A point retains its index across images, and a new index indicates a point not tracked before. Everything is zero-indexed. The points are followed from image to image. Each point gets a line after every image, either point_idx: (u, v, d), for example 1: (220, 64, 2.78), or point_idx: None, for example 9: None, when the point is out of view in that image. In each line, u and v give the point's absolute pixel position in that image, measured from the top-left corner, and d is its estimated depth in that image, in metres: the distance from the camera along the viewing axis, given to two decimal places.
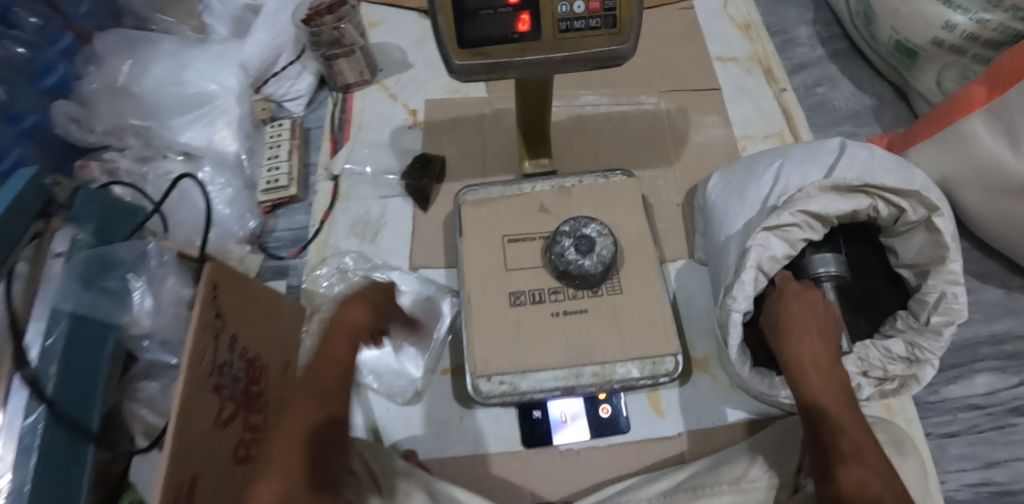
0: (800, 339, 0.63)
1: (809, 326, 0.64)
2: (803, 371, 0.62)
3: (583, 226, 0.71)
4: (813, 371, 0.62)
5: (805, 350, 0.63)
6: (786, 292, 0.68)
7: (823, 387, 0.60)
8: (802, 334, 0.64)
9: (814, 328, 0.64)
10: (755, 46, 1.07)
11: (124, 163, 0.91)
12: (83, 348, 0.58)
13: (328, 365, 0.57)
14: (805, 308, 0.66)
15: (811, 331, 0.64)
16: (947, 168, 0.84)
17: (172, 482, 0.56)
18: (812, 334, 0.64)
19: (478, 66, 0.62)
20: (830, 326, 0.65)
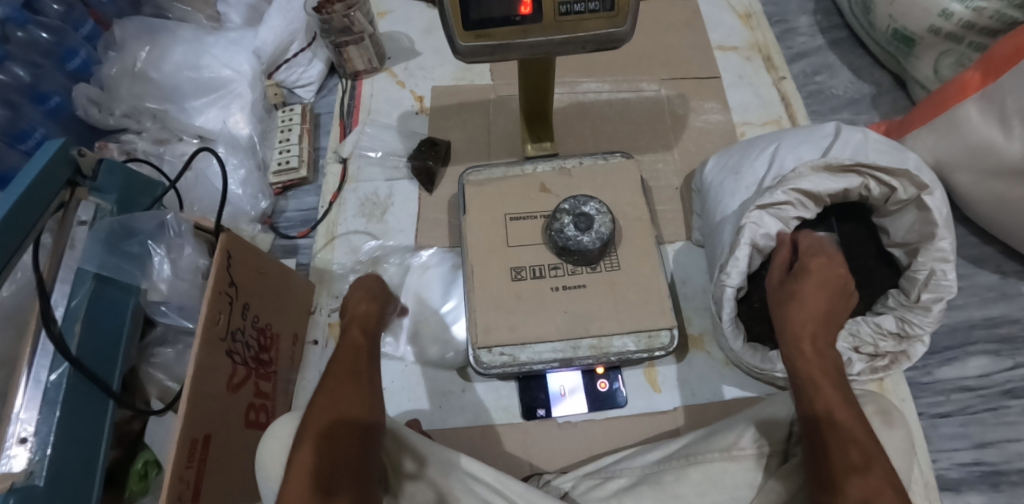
0: (805, 307, 0.62)
1: (821, 307, 0.62)
2: (801, 343, 0.60)
3: (583, 204, 0.73)
4: (813, 346, 0.60)
5: (809, 325, 0.61)
6: (810, 265, 0.64)
7: (821, 365, 0.58)
8: (802, 305, 0.62)
9: (825, 301, 0.62)
10: (755, 35, 1.09)
11: (142, 144, 0.96)
12: (103, 311, 0.64)
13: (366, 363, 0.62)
14: (825, 287, 0.63)
15: (821, 307, 0.62)
16: (941, 152, 0.86)
17: (185, 436, 0.59)
18: (821, 315, 0.61)
19: (482, 47, 0.64)
20: (839, 308, 0.63)
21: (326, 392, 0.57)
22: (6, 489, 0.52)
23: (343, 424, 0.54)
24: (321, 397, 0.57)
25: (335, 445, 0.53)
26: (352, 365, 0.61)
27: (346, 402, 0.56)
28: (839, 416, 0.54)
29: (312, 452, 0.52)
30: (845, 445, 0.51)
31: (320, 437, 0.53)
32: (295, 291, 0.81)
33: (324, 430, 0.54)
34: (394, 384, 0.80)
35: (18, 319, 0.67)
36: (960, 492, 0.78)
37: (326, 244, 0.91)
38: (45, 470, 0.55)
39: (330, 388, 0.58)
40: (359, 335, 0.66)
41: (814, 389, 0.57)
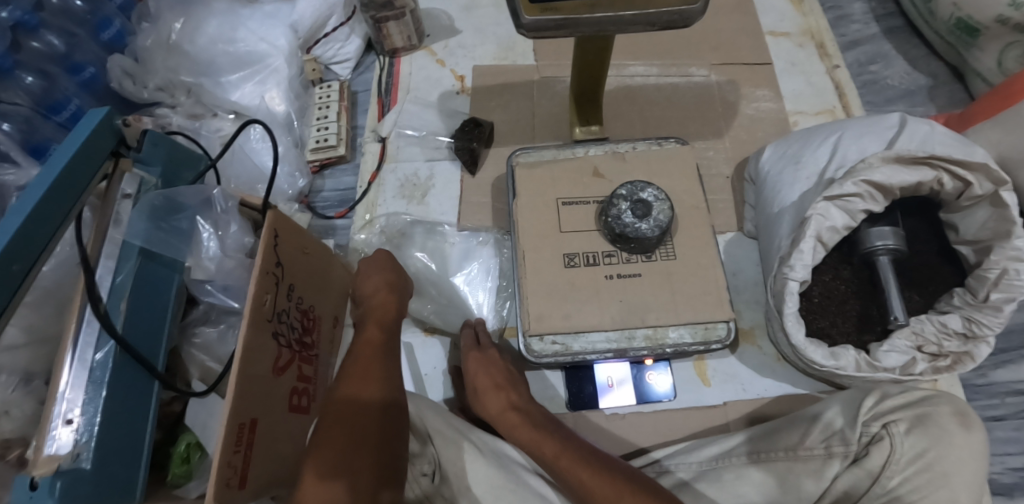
0: (480, 393, 0.67)
1: (490, 382, 0.67)
2: (512, 432, 0.62)
3: (639, 190, 0.71)
4: (516, 415, 0.63)
5: (492, 404, 0.65)
6: (469, 358, 0.70)
7: (547, 436, 0.60)
8: (484, 390, 0.67)
9: (502, 392, 0.66)
10: (808, 21, 1.05)
11: (176, 119, 0.93)
12: (146, 289, 0.62)
13: (377, 351, 0.63)
14: (481, 367, 0.69)
15: (501, 392, 0.66)
16: (1006, 147, 0.82)
17: (233, 421, 0.57)
18: (495, 388, 0.66)
19: (548, 22, 0.60)
20: (513, 377, 0.68)
21: (348, 383, 0.59)
22: (51, 472, 0.50)
23: (356, 408, 0.56)
24: (348, 384, 0.59)
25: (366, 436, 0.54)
26: (371, 360, 0.62)
27: (368, 390, 0.58)
28: (573, 468, 0.56)
29: (337, 443, 0.53)
30: (584, 488, 0.54)
31: (345, 429, 0.54)
32: (335, 272, 0.79)
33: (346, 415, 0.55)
34: (435, 371, 0.79)
35: (58, 295, 0.65)
36: (1013, 498, 0.76)
37: (364, 224, 0.88)
38: (91, 452, 0.53)
39: (352, 378, 0.59)
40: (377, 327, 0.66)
41: (540, 447, 0.59)
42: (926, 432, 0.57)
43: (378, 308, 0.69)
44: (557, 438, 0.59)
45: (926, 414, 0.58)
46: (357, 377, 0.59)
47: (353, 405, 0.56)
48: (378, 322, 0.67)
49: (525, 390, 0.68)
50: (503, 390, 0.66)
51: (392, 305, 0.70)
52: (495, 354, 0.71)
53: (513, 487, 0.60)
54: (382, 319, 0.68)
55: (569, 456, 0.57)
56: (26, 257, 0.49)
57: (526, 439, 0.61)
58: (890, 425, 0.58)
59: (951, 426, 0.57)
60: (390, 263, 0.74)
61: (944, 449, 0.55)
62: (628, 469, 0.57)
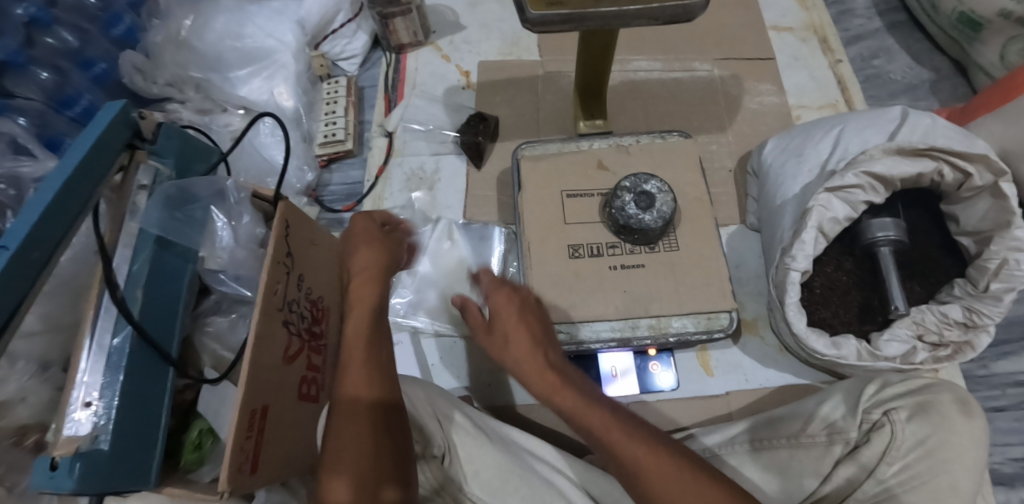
0: (510, 343, 0.59)
1: (525, 333, 0.59)
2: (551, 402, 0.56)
3: (643, 182, 0.72)
4: (556, 378, 0.56)
5: (525, 358, 0.58)
6: (492, 299, 0.63)
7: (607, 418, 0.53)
8: (518, 343, 0.59)
9: (542, 352, 0.58)
10: (811, 16, 1.06)
11: (186, 114, 0.94)
12: (162, 278, 0.63)
13: (376, 337, 0.59)
14: (511, 314, 0.61)
15: (536, 348, 0.58)
16: (1008, 140, 0.83)
17: (247, 407, 0.58)
18: (529, 341, 0.59)
19: (553, 16, 0.62)
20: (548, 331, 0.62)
21: (345, 380, 0.56)
22: (71, 453, 0.52)
23: (363, 408, 0.54)
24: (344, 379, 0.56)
25: (377, 442, 0.52)
26: (364, 351, 0.57)
27: (368, 389, 0.55)
28: (632, 452, 0.50)
29: (347, 450, 0.51)
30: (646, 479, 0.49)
31: (358, 433, 0.52)
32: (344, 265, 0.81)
33: (353, 418, 0.53)
34: (440, 362, 0.80)
35: (74, 284, 0.67)
36: (1014, 487, 0.77)
37: None
38: (109, 434, 0.55)
39: (350, 371, 0.56)
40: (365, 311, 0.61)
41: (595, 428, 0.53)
42: (927, 419, 0.57)
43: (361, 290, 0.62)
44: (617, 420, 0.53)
45: (929, 402, 0.58)
46: (357, 370, 0.56)
47: (358, 406, 0.54)
48: (365, 304, 0.61)
49: (559, 348, 0.61)
50: (538, 348, 0.58)
51: (380, 282, 0.63)
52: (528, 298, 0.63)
53: (519, 472, 0.61)
54: (366, 300, 0.61)
55: (633, 439, 0.51)
56: (44, 244, 0.51)
57: (567, 404, 0.55)
58: (891, 413, 0.59)
59: (953, 413, 0.58)
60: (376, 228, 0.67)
61: (946, 436, 0.56)
62: (686, 446, 0.52)
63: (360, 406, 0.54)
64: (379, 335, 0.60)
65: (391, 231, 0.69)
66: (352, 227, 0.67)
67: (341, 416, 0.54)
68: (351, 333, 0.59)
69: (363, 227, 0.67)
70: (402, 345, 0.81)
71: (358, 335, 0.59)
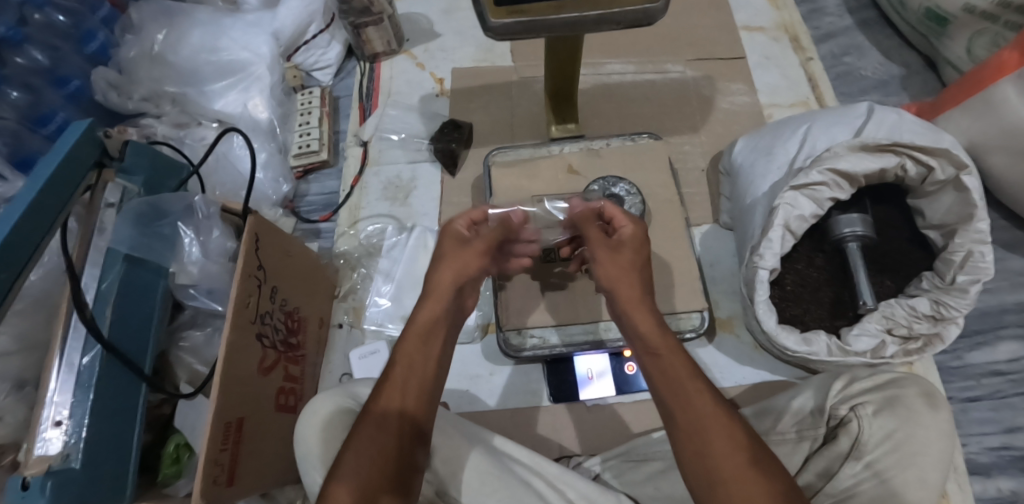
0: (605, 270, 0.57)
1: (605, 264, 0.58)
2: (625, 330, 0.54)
3: (611, 185, 0.76)
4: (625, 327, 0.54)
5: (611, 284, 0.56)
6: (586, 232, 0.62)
7: (685, 369, 0.48)
8: (613, 253, 0.57)
9: (636, 277, 0.55)
10: (782, 15, 1.07)
11: (161, 128, 0.93)
12: (133, 294, 0.63)
13: (432, 339, 0.53)
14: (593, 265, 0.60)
15: (628, 270, 0.55)
16: (976, 133, 0.84)
17: (220, 420, 0.59)
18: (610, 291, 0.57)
19: (514, 25, 0.62)
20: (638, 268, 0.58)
21: (386, 391, 0.49)
22: (42, 472, 0.52)
23: (399, 422, 0.47)
24: (383, 391, 0.50)
25: (390, 463, 0.45)
26: (414, 363, 0.51)
27: (406, 401, 0.49)
28: (677, 388, 0.47)
29: (369, 455, 0.45)
30: (702, 439, 0.44)
31: (381, 451, 0.45)
32: (321, 275, 0.81)
33: (382, 432, 0.46)
34: None
35: (47, 303, 0.67)
36: (990, 476, 0.77)
37: (349, 226, 0.90)
38: (80, 453, 0.55)
39: (393, 383, 0.50)
40: (432, 316, 0.55)
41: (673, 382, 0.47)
42: (893, 414, 0.57)
43: (439, 295, 0.57)
44: (695, 384, 0.47)
45: (896, 396, 0.58)
46: (401, 377, 0.50)
47: (392, 418, 0.47)
48: (433, 309, 0.55)
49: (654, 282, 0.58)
50: (633, 271, 0.55)
51: (456, 284, 0.58)
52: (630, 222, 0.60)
53: (497, 474, 0.57)
54: (438, 308, 0.55)
55: (701, 405, 0.45)
56: (12, 265, 0.51)
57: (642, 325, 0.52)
58: (858, 408, 0.59)
59: (919, 406, 0.57)
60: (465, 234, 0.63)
61: (912, 429, 0.56)
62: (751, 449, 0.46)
63: (393, 420, 0.47)
64: (439, 347, 0.53)
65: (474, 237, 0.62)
66: (442, 237, 0.63)
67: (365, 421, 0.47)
68: (408, 340, 0.53)
69: (457, 231, 0.63)
70: (379, 354, 0.79)
71: (415, 342, 0.53)
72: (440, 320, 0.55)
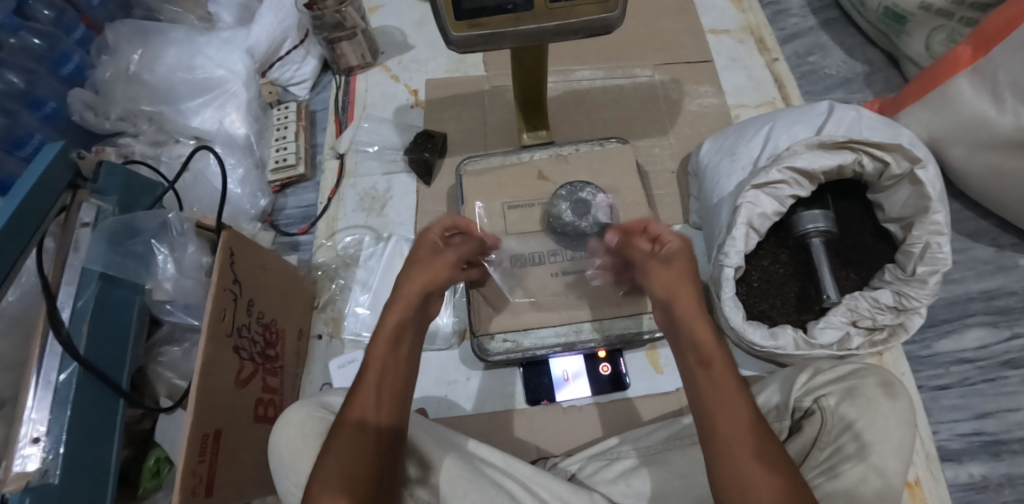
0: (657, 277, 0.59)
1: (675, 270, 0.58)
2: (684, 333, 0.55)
3: (579, 190, 0.77)
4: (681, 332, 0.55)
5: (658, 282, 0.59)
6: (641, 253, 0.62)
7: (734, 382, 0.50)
8: (665, 267, 0.59)
9: (694, 289, 0.57)
10: (747, 18, 1.10)
11: (138, 147, 0.96)
12: (108, 311, 0.64)
13: (399, 346, 0.57)
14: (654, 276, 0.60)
15: (679, 278, 0.58)
16: (935, 127, 0.86)
17: (197, 431, 0.60)
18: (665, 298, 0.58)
19: (475, 37, 0.64)
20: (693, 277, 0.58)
21: (356, 400, 0.52)
22: (21, 488, 0.52)
23: (372, 427, 0.50)
24: (353, 399, 0.53)
25: (368, 465, 0.48)
26: (388, 369, 0.55)
27: (381, 410, 0.52)
28: (716, 396, 0.50)
29: (348, 461, 0.48)
30: (736, 446, 0.47)
31: (353, 457, 0.48)
32: (299, 287, 0.82)
33: (359, 437, 0.49)
34: None
35: (24, 323, 0.67)
36: (962, 462, 0.79)
37: (327, 238, 0.91)
38: (59, 468, 0.56)
39: (363, 391, 0.53)
40: (398, 321, 0.58)
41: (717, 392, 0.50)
42: (854, 404, 0.58)
43: (406, 301, 0.60)
44: (736, 393, 0.50)
45: (856, 386, 0.59)
46: (370, 384, 0.53)
47: (362, 427, 0.50)
48: (400, 316, 0.58)
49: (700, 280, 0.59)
50: (687, 280, 0.57)
51: (424, 286, 0.61)
52: (676, 235, 0.61)
53: (469, 477, 0.58)
54: (404, 318, 0.58)
55: (742, 419, 0.48)
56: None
57: (692, 332, 0.54)
58: (821, 400, 0.60)
59: (878, 396, 0.58)
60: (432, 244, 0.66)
61: (872, 419, 0.57)
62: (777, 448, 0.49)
63: (363, 427, 0.50)
64: (406, 351, 0.57)
65: (445, 246, 0.66)
66: (414, 248, 0.65)
67: (341, 429, 0.50)
68: (376, 347, 0.56)
69: (430, 243, 0.66)
70: (357, 364, 0.80)
71: (382, 349, 0.56)
72: (406, 325, 0.58)
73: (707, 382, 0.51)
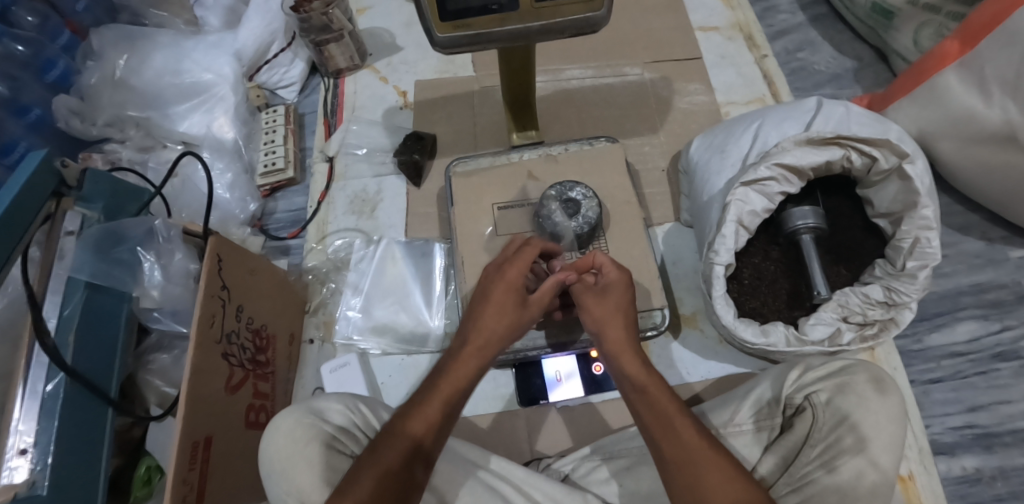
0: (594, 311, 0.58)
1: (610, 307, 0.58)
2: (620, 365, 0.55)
3: (569, 190, 0.77)
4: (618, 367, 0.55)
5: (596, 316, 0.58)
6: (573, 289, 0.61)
7: (672, 405, 0.50)
8: (600, 300, 0.58)
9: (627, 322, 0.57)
10: (736, 15, 1.10)
11: (126, 153, 0.96)
12: (96, 320, 0.63)
13: (464, 383, 0.54)
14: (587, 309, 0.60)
15: (612, 312, 0.57)
16: (924, 122, 0.87)
17: (187, 438, 0.59)
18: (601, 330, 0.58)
19: (461, 37, 0.64)
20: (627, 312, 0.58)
21: (411, 423, 0.51)
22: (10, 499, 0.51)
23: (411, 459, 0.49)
24: (412, 415, 0.51)
25: (394, 486, 0.47)
26: (456, 394, 0.53)
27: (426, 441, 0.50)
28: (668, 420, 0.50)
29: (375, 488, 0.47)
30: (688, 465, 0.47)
31: (388, 474, 0.48)
32: (290, 291, 0.82)
33: (399, 466, 0.48)
34: (391, 379, 0.80)
35: (9, 334, 0.66)
36: (955, 456, 0.79)
37: (317, 242, 0.91)
38: (47, 479, 0.55)
39: (426, 410, 0.52)
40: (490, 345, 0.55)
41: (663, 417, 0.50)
42: (843, 401, 0.58)
43: (488, 343, 0.56)
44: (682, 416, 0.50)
45: (846, 383, 0.59)
46: (428, 415, 0.51)
47: (412, 445, 0.49)
48: (493, 336, 0.56)
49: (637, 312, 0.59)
50: (621, 314, 0.57)
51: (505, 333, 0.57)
52: (617, 266, 0.60)
53: (462, 481, 0.59)
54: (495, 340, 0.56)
55: (688, 439, 0.48)
56: None
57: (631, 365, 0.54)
58: (811, 396, 0.60)
59: (868, 393, 0.58)
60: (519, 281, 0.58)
61: (861, 415, 0.56)
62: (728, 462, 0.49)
63: (414, 445, 0.49)
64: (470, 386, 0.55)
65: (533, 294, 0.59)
66: (500, 281, 0.58)
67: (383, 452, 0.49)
68: (446, 383, 0.53)
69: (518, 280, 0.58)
70: (350, 367, 0.78)
71: (451, 389, 0.53)
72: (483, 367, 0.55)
73: (647, 410, 0.51)
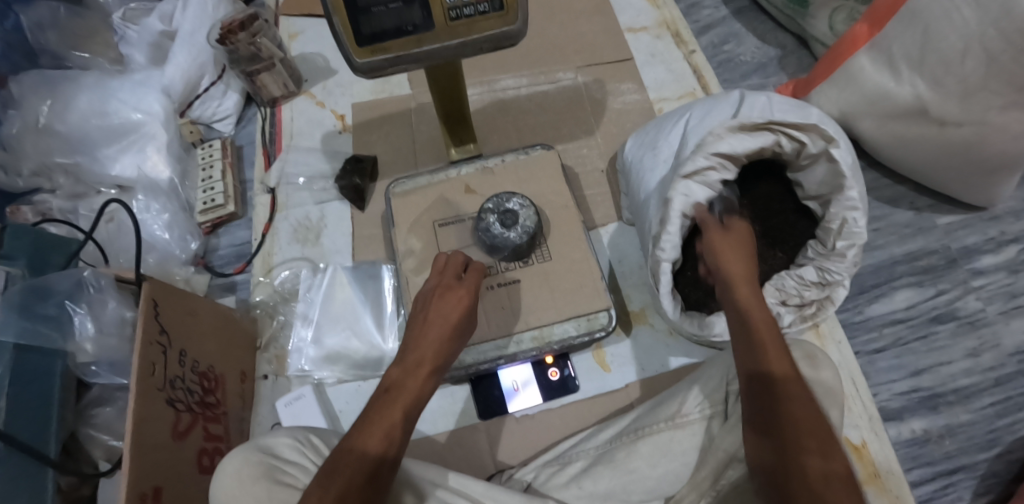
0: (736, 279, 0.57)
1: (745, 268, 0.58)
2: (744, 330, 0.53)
3: (505, 201, 0.77)
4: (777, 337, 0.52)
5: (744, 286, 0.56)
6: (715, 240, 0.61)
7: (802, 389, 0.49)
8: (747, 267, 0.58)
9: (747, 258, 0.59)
10: (662, 13, 1.12)
11: (57, 202, 0.93)
12: (28, 381, 0.61)
13: (411, 397, 0.53)
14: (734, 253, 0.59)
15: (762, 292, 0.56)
16: (845, 103, 0.90)
17: (135, 491, 0.58)
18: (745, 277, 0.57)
19: (381, 61, 0.64)
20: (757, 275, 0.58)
21: (367, 430, 0.51)
22: None
23: (367, 462, 0.49)
24: (366, 427, 0.51)
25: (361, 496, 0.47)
26: (411, 406, 0.53)
27: (380, 443, 0.50)
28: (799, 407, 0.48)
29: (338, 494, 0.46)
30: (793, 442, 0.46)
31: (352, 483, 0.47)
32: (237, 328, 0.80)
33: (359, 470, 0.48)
34: (349, 407, 0.80)
35: None
36: (902, 420, 0.82)
37: (263, 274, 0.90)
38: None
39: (380, 419, 0.52)
40: (437, 352, 0.56)
41: (774, 361, 0.50)
42: None
43: (428, 355, 0.55)
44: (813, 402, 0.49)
45: None
46: (385, 421, 0.51)
47: (370, 453, 0.49)
48: (437, 344, 0.56)
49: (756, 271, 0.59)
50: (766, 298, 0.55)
51: (449, 345, 0.57)
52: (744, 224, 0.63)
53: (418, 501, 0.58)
54: (442, 347, 0.56)
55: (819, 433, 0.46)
56: None
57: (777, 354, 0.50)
58: None
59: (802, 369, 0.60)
60: (449, 289, 0.60)
61: None
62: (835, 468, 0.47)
63: (377, 457, 0.49)
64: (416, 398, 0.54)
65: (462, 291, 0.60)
66: (431, 293, 0.60)
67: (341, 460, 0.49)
68: (395, 401, 0.53)
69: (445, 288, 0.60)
70: (305, 399, 0.77)
71: (400, 404, 0.52)
72: (423, 382, 0.54)
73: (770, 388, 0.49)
